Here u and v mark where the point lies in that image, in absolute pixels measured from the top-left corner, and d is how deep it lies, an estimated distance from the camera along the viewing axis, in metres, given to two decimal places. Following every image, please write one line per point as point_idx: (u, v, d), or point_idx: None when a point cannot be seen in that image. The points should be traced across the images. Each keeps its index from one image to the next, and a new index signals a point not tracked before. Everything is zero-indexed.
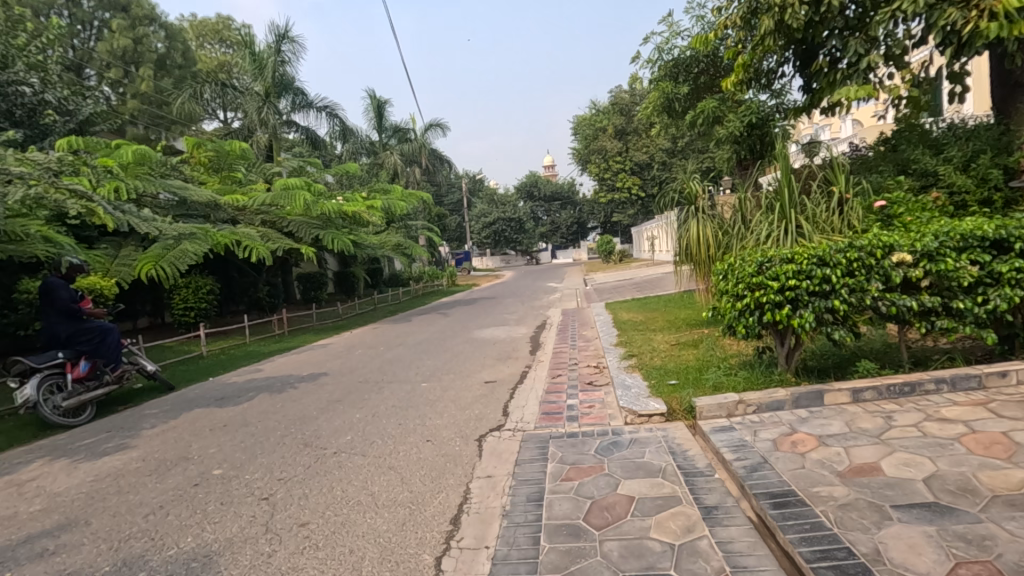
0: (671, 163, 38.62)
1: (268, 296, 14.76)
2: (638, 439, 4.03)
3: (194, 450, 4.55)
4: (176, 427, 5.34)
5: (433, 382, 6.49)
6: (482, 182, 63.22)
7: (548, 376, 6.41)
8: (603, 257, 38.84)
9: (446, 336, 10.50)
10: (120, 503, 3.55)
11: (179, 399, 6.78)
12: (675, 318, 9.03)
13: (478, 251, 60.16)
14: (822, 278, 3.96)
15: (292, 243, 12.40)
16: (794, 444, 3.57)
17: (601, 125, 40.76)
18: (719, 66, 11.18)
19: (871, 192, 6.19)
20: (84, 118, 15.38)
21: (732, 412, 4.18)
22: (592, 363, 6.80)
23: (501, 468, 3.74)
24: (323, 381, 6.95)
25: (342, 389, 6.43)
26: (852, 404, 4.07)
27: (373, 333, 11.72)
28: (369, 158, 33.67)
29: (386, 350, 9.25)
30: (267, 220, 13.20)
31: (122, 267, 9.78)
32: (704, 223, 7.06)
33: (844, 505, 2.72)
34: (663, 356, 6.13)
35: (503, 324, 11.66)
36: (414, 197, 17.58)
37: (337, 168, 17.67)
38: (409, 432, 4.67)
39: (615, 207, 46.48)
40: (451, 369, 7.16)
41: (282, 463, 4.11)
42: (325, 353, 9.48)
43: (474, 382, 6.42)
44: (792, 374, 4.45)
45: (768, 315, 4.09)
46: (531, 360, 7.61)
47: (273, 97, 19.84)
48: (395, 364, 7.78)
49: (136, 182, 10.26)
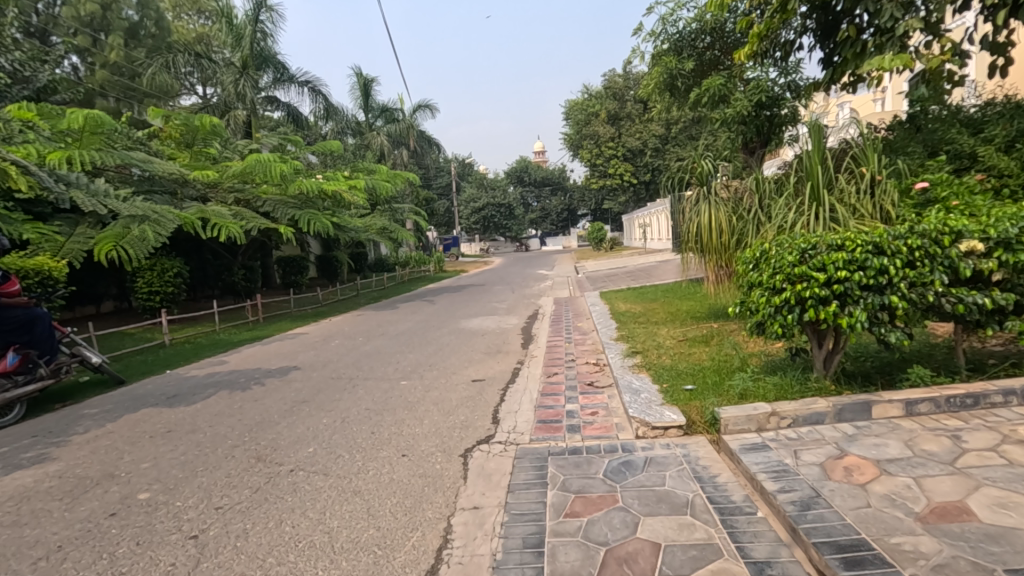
0: (664, 149, 38.05)
1: (244, 280, 13.88)
2: (654, 459, 3.37)
3: (123, 465, 3.81)
4: (111, 433, 4.58)
5: (413, 380, 5.78)
6: (472, 166, 62.23)
7: (542, 375, 5.75)
8: (593, 244, 38.21)
9: (431, 325, 9.76)
10: (9, 542, 2.82)
11: (127, 396, 6.02)
12: (679, 310, 8.37)
13: (467, 238, 59.30)
14: (878, 270, 3.31)
15: (267, 222, 11.46)
16: (848, 470, 2.94)
17: (593, 110, 39.94)
18: (727, 40, 10.43)
19: (906, 173, 5.54)
20: (42, 86, 14.24)
21: (762, 426, 3.58)
22: (592, 360, 6.13)
23: (491, 496, 3.07)
24: (291, 376, 6.21)
25: (311, 387, 5.70)
26: (906, 419, 3.47)
27: (353, 322, 10.96)
28: (355, 138, 32.59)
29: (364, 340, 8.51)
30: (240, 198, 12.31)
31: (76, 245, 8.88)
32: (717, 207, 6.39)
33: (939, 567, 2.08)
34: (672, 353, 5.48)
35: (493, 313, 10.96)
36: (401, 177, 16.57)
37: (319, 146, 16.72)
38: (382, 444, 3.97)
39: (606, 194, 45.85)
40: (435, 364, 6.46)
41: (225, 484, 3.39)
42: (298, 344, 8.71)
43: (460, 380, 5.72)
44: (832, 381, 3.82)
45: (810, 312, 3.43)
46: (522, 355, 6.93)
47: (251, 70, 18.75)
48: (373, 358, 7.04)
49: (91, 153, 9.32)
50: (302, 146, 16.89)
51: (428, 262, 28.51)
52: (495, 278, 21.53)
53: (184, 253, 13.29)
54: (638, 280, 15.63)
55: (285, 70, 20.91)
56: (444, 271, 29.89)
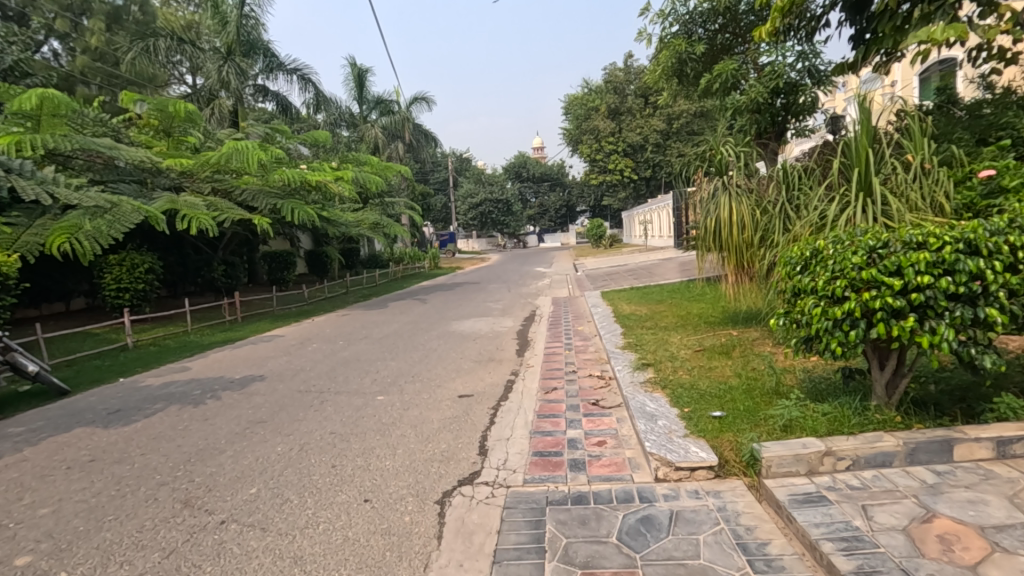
0: (665, 145, 37.25)
1: (224, 277, 13.12)
2: (682, 514, 2.64)
3: (17, 510, 3.06)
4: (23, 461, 3.83)
5: (391, 396, 5.03)
6: (470, 161, 61.35)
7: (539, 390, 5.02)
8: (592, 241, 37.50)
9: (419, 327, 9.00)
10: None
11: (64, 409, 5.26)
12: (691, 314, 7.61)
13: (464, 233, 58.47)
14: (972, 276, 2.57)
15: (245, 213, 10.66)
16: (944, 541, 2.23)
17: (594, 104, 39.12)
18: (741, 22, 9.66)
19: (960, 161, 4.80)
20: (8, 68, 13.31)
21: (814, 469, 2.87)
22: (595, 373, 5.40)
23: (472, 569, 2.35)
24: (253, 389, 5.45)
25: (273, 403, 4.95)
26: (996, 463, 2.76)
27: (336, 322, 10.20)
28: (349, 130, 31.72)
29: (345, 345, 7.75)
30: (218, 189, 11.53)
31: (31, 238, 7.88)
32: (738, 199, 5.62)
33: None
34: (689, 367, 4.74)
35: (487, 314, 10.22)
36: (392, 170, 15.59)
37: (308, 135, 15.93)
38: (342, 484, 3.24)
39: (605, 191, 45.05)
40: (419, 376, 5.71)
41: (133, 545, 2.65)
42: (273, 348, 7.94)
43: (445, 396, 4.98)
44: (897, 411, 3.10)
45: (880, 329, 2.70)
46: (517, 364, 6.20)
47: (236, 56, 17.89)
48: (350, 367, 6.28)
49: (45, 138, 8.60)
50: (290, 137, 16.07)
51: (423, 258, 27.67)
52: (491, 276, 20.77)
53: (161, 248, 12.54)
54: (641, 279, 14.90)
55: (273, 57, 20.04)
56: (440, 268, 29.10)
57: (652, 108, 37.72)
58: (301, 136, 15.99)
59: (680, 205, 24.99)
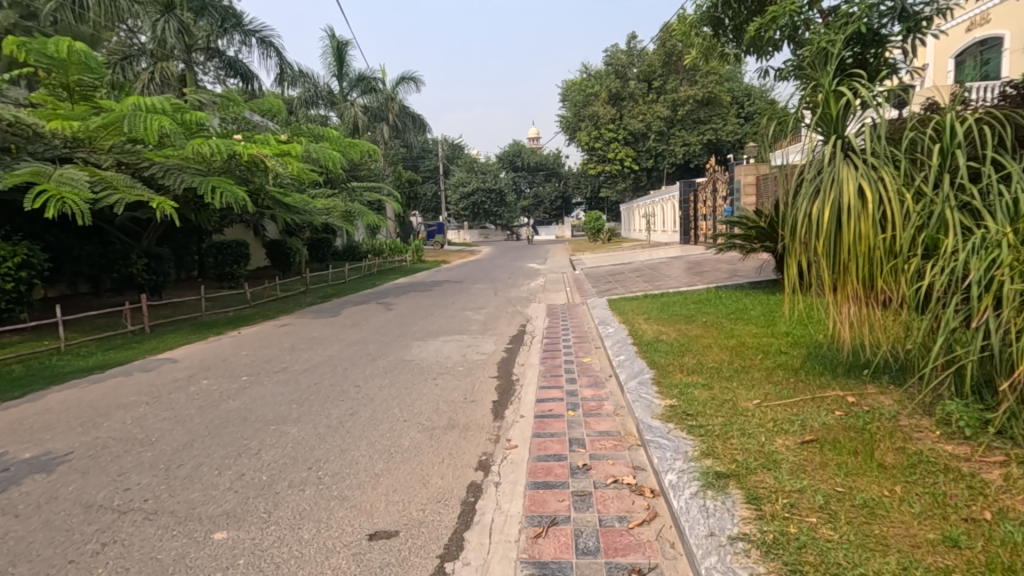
0: (670, 133, 34.75)
1: (146, 273, 11.03)
2: None
3: None
4: None
5: (242, 534, 2.64)
6: (462, 149, 58.65)
7: (524, 525, 2.67)
8: (590, 236, 35.21)
9: (365, 352, 6.58)
10: None
11: None
12: (750, 350, 5.23)
13: (455, 224, 55.87)
14: None
15: (146, 191, 8.11)
16: None
17: (593, 90, 36.71)
18: None
19: None
20: None
21: None
22: (625, 480, 3.04)
23: None
24: (8, 503, 3.01)
25: (6, 550, 2.53)
26: None
27: (263, 339, 7.78)
28: (328, 109, 28.99)
29: (246, 384, 5.30)
30: (122, 163, 9.06)
31: None
32: (874, 175, 3.24)
33: None
34: (824, 501, 2.40)
35: (461, 331, 7.79)
36: (359, 148, 13.11)
37: (262, 103, 13.45)
38: None
39: (604, 182, 42.69)
40: (318, 472, 3.30)
41: None
42: (144, 384, 5.49)
43: (340, 537, 2.60)
44: None
45: None
46: (493, 438, 3.84)
47: (177, 9, 15.41)
48: (219, 439, 3.85)
49: None
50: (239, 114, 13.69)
51: (405, 251, 25.11)
52: (478, 273, 18.30)
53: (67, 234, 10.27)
54: (652, 282, 12.50)
55: (228, 16, 17.12)
56: (424, 261, 26.54)
57: (655, 94, 35.14)
58: (255, 105, 13.51)
59: (688, 197, 22.76)
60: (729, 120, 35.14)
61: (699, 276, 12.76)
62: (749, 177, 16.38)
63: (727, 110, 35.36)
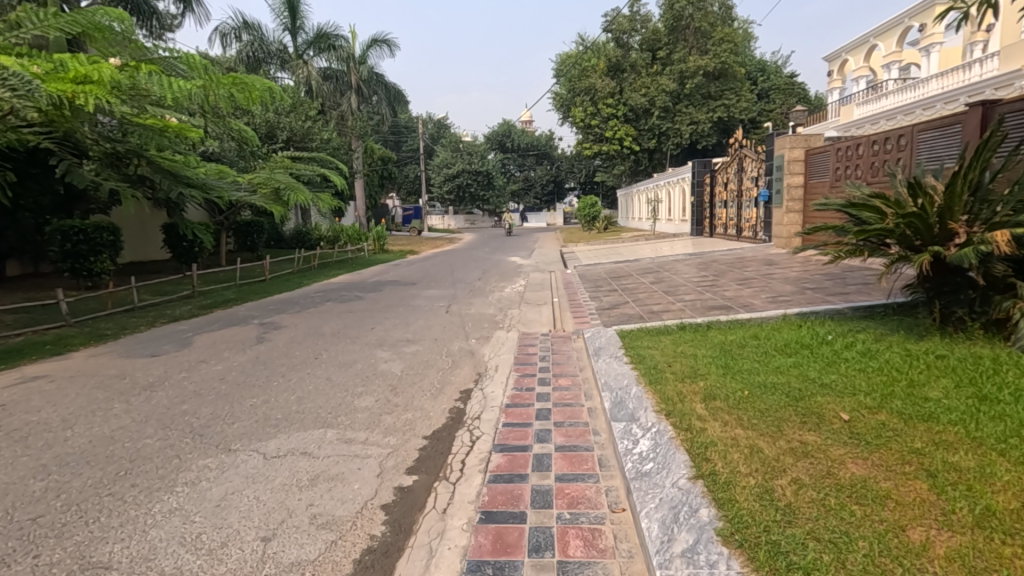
0: (676, 110, 30.76)
1: None
2: None
3: None
4: None
5: None
6: (447, 129, 54.40)
7: None
8: (585, 225, 31.28)
9: (31, 514, 2.59)
10: None
11: None
12: None
13: (441, 210, 51.78)
14: None
15: None
16: None
17: (589, 63, 32.64)
18: None
19: None
20: None
21: None
22: None
23: None
24: None
25: None
26: None
27: None
28: (278, 70, 24.64)
29: None
30: None
31: None
32: None
33: None
34: None
35: (331, 417, 3.82)
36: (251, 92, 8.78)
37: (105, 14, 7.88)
38: None
39: (602, 164, 38.68)
40: None
41: None
42: None
43: None
44: None
45: None
46: None
47: None
48: None
49: None
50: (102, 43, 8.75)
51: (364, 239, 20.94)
52: (443, 270, 14.32)
53: None
54: (676, 294, 8.56)
55: None
56: (388, 251, 22.38)
57: (660, 65, 31.05)
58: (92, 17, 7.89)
59: (702, 179, 19.09)
60: (742, 94, 31.25)
61: (745, 283, 8.86)
62: (796, 150, 12.54)
63: (740, 84, 31.54)
